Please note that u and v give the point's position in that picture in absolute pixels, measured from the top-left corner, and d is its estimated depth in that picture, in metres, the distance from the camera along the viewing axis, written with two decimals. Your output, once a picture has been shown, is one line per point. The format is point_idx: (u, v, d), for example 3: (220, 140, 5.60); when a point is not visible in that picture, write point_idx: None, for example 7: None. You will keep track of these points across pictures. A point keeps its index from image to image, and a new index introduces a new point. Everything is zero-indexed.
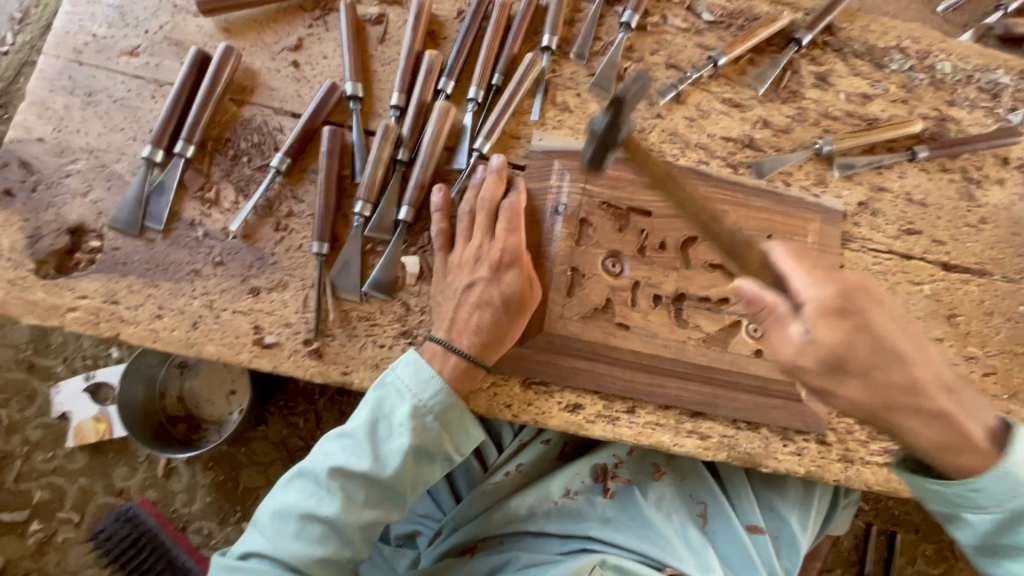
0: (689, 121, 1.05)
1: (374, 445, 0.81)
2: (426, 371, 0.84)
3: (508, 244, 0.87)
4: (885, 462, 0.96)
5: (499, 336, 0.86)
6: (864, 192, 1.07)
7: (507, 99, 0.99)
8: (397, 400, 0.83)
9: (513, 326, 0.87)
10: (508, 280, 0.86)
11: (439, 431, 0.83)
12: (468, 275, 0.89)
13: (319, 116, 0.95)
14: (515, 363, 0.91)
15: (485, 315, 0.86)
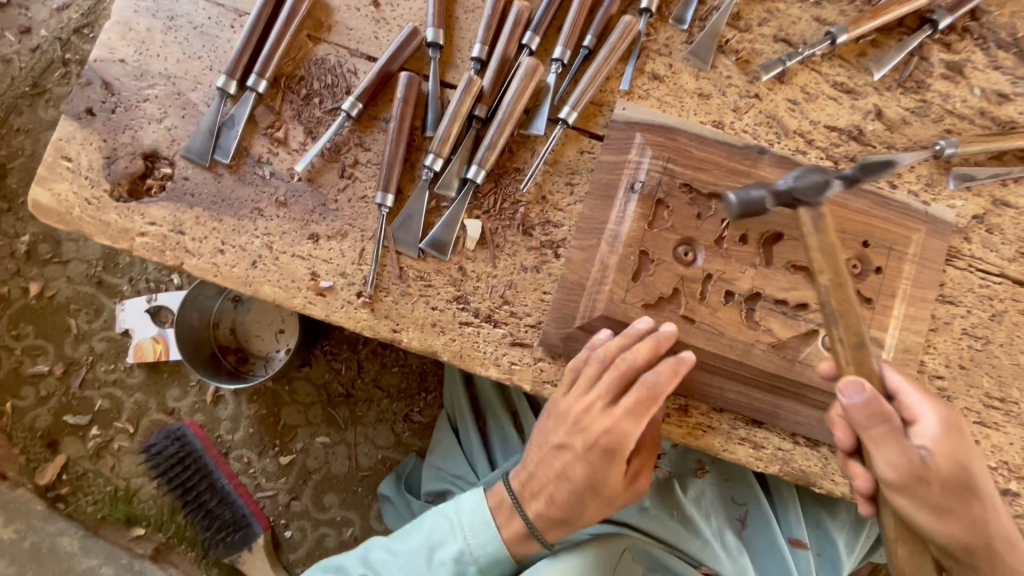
0: (791, 104, 0.95)
1: (420, 557, 0.90)
2: (481, 513, 0.90)
3: (615, 426, 0.83)
4: None
5: (593, 506, 0.87)
6: (982, 204, 0.94)
7: (597, 66, 0.91)
8: (449, 536, 0.90)
9: (612, 492, 0.86)
10: (595, 464, 0.84)
11: (479, 573, 0.89)
12: (563, 433, 0.86)
13: (397, 61, 0.90)
14: (582, 507, 0.86)
15: (576, 497, 0.86)
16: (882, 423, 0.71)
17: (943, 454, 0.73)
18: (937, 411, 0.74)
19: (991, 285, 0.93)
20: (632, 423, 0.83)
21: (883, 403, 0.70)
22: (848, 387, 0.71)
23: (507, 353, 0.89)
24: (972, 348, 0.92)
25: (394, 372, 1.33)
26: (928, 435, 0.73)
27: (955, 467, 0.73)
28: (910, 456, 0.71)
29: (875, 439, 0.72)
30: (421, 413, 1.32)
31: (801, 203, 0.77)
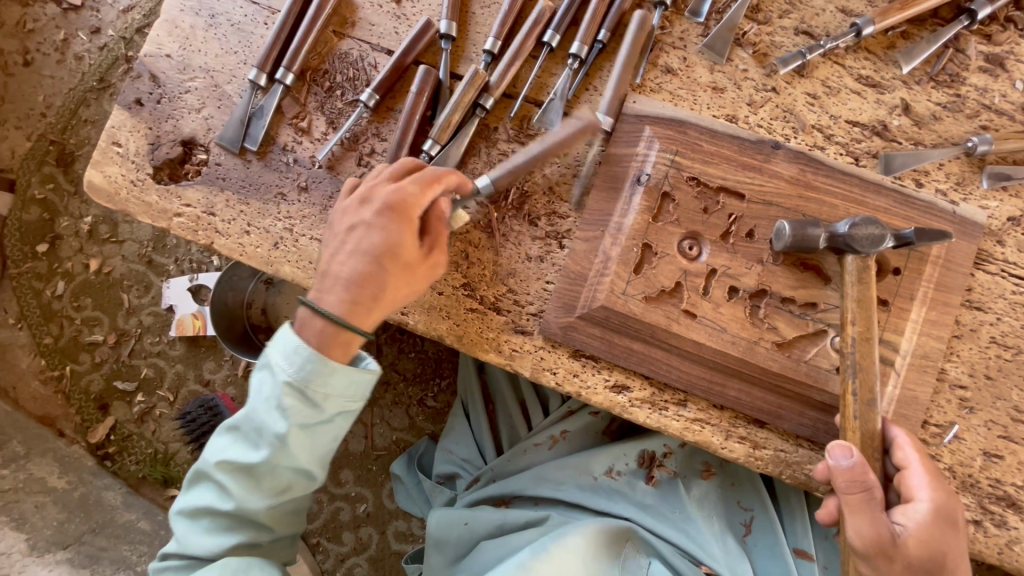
0: (810, 98, 0.93)
1: (252, 443, 0.77)
2: (290, 342, 0.75)
3: (399, 189, 0.80)
4: (974, 519, 0.84)
5: (374, 292, 0.79)
6: (1020, 205, 0.89)
7: (619, 66, 0.92)
8: (269, 381, 0.76)
9: (385, 283, 0.79)
10: (386, 230, 0.80)
11: (315, 388, 0.75)
12: (351, 217, 0.82)
13: (411, 54, 0.94)
14: (384, 275, 0.79)
15: (363, 265, 0.79)
16: (863, 491, 0.71)
17: (927, 539, 0.71)
18: (937, 498, 0.72)
19: None
20: (412, 203, 0.81)
21: (866, 471, 0.72)
22: (835, 449, 0.73)
23: (509, 340, 0.91)
24: (1000, 358, 0.87)
25: (411, 357, 1.38)
26: (914, 517, 0.72)
27: (937, 554, 0.71)
28: (885, 529, 0.70)
29: (850, 504, 0.72)
30: (435, 398, 1.37)
31: (849, 249, 0.78)
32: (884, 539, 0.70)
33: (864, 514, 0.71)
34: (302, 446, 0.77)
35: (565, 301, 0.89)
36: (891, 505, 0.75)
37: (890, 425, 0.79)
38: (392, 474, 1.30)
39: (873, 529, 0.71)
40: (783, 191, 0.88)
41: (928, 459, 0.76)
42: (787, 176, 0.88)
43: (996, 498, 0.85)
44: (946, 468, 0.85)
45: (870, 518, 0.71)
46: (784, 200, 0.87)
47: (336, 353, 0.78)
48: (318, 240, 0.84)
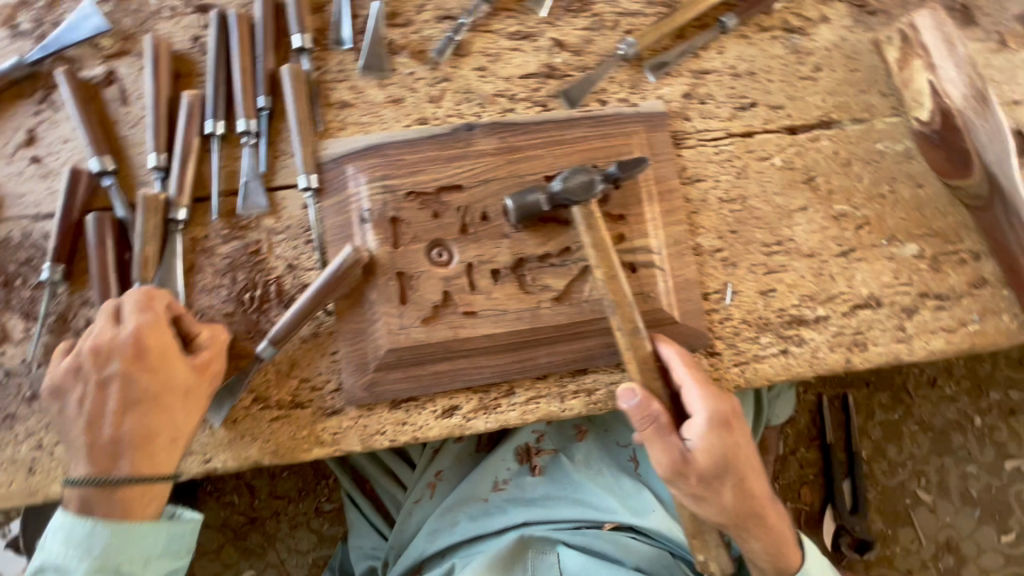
0: (480, 71, 0.96)
1: None
2: (80, 529, 0.75)
3: (136, 330, 0.76)
4: (778, 351, 0.94)
5: (165, 438, 0.77)
6: (687, 81, 0.99)
7: (294, 122, 0.90)
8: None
9: (167, 422, 0.77)
10: (142, 373, 0.76)
11: (127, 562, 0.77)
12: (95, 374, 0.77)
13: (75, 207, 0.85)
14: (168, 417, 0.77)
15: (137, 416, 0.76)
16: (652, 425, 0.80)
17: (707, 446, 0.82)
18: (708, 408, 0.82)
19: (726, 148, 0.98)
20: (159, 335, 0.77)
21: (651, 405, 0.80)
22: (623, 394, 0.81)
23: (326, 426, 0.87)
24: (734, 212, 0.97)
25: (287, 474, 1.29)
26: (694, 431, 0.82)
27: (718, 457, 0.82)
28: (674, 450, 0.81)
29: (646, 438, 0.82)
30: (329, 499, 1.29)
31: (569, 201, 0.83)
32: (675, 460, 0.81)
33: (657, 444, 0.81)
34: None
35: (357, 362, 0.87)
36: (680, 422, 0.85)
37: (662, 345, 0.85)
38: None
39: (666, 457, 0.81)
40: (493, 164, 0.91)
41: (698, 371, 0.85)
42: (491, 149, 0.91)
43: (787, 324, 0.95)
44: (739, 322, 0.94)
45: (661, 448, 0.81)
46: (497, 172, 0.91)
47: (136, 511, 0.77)
48: (65, 415, 0.77)
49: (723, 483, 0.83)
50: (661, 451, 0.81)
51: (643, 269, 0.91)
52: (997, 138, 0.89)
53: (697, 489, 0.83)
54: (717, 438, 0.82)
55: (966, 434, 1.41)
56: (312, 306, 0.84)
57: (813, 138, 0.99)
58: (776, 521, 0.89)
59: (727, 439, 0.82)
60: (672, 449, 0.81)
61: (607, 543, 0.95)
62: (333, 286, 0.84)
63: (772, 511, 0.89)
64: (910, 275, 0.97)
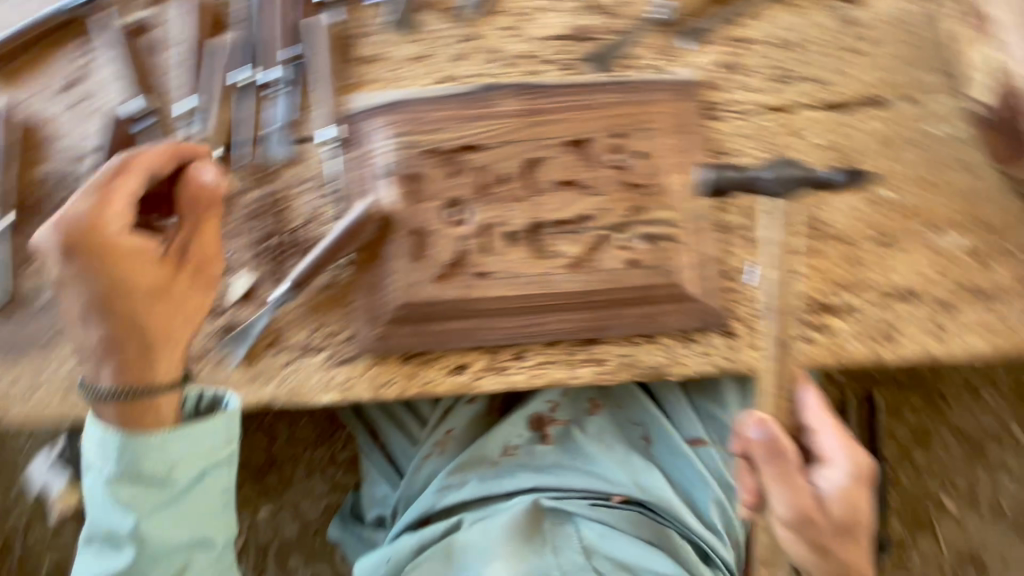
0: (510, 31, 0.95)
1: (115, 548, 0.82)
2: (99, 441, 0.80)
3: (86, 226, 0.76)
4: (801, 337, 0.90)
5: (136, 334, 0.80)
6: (726, 49, 0.94)
7: (324, 72, 0.93)
8: (99, 481, 0.81)
9: (162, 323, 0.81)
10: (96, 269, 0.77)
11: (150, 467, 0.80)
12: (62, 274, 0.78)
13: (117, 143, 0.91)
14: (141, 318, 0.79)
15: (106, 321, 0.79)
16: (780, 461, 0.81)
17: (840, 497, 0.82)
18: (846, 460, 0.84)
19: (763, 121, 0.93)
20: (101, 233, 0.77)
21: (783, 441, 0.82)
22: (751, 425, 0.83)
23: (337, 373, 0.90)
24: None
25: (304, 422, 1.35)
26: (835, 479, 0.83)
27: (852, 508, 0.82)
28: (802, 492, 0.81)
29: (769, 476, 0.82)
30: (344, 448, 1.34)
31: (768, 191, 0.81)
32: (794, 502, 0.81)
33: (784, 482, 0.81)
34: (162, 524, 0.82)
35: (370, 314, 0.89)
36: (810, 464, 0.86)
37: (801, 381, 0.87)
38: (331, 540, 1.27)
39: (785, 498, 0.81)
40: (516, 126, 0.90)
41: (838, 418, 0.86)
42: (516, 110, 0.90)
43: (811, 310, 0.91)
44: (761, 304, 0.91)
45: (781, 487, 0.81)
46: (520, 134, 0.89)
47: (150, 421, 0.81)
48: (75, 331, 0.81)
49: (845, 543, 0.82)
50: (784, 489, 0.81)
51: (662, 242, 0.88)
52: None
53: (820, 544, 0.81)
54: (838, 494, 0.82)
55: (1004, 448, 1.33)
56: (334, 252, 0.87)
57: (857, 115, 0.93)
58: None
59: (853, 493, 0.82)
60: (793, 491, 0.81)
61: (621, 517, 0.94)
62: (354, 233, 0.87)
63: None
64: (953, 268, 0.91)
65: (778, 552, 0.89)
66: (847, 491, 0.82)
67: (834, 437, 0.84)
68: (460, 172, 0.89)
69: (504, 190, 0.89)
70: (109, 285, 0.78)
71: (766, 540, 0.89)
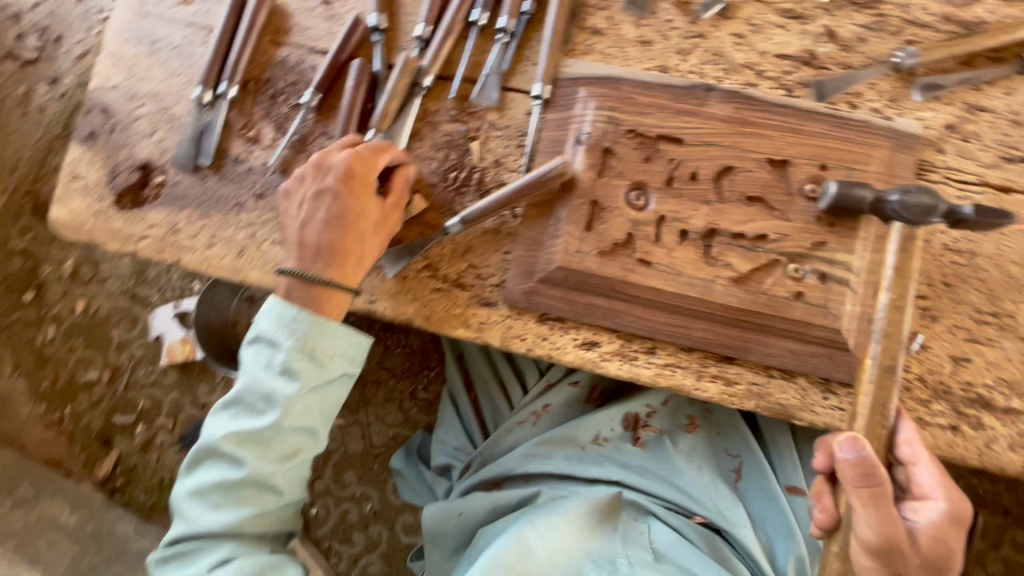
0: (737, 39, 0.94)
1: (258, 411, 0.85)
2: (289, 310, 0.86)
3: (354, 155, 0.88)
4: (951, 425, 0.85)
5: (354, 254, 0.87)
6: (956, 113, 0.90)
7: (548, 33, 0.94)
8: (274, 349, 0.85)
9: (366, 247, 0.88)
10: (349, 194, 0.87)
11: (317, 351, 0.85)
12: (314, 184, 0.89)
13: (345, 50, 0.97)
14: (363, 240, 0.87)
15: (338, 230, 0.87)
16: (873, 487, 0.73)
17: (931, 537, 0.77)
18: (944, 499, 0.79)
19: (974, 195, 0.88)
20: (367, 165, 0.88)
21: (878, 466, 0.73)
22: (846, 441, 0.74)
23: (475, 313, 0.93)
24: (955, 264, 0.88)
25: (399, 352, 1.40)
26: (926, 517, 0.79)
27: (943, 551, 0.77)
28: (894, 524, 0.73)
29: (861, 500, 0.74)
30: (426, 389, 1.39)
31: (896, 215, 0.77)
32: (885, 536, 0.73)
33: (879, 509, 0.73)
34: (306, 407, 0.86)
35: (525, 267, 0.92)
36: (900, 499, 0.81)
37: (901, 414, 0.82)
38: (393, 470, 1.32)
39: (875, 530, 0.73)
40: (719, 130, 0.90)
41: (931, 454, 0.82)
42: (723, 115, 0.90)
43: (970, 401, 0.86)
44: (917, 379, 0.87)
45: (877, 515, 0.73)
46: (721, 139, 0.89)
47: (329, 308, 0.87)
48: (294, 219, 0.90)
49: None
50: (880, 520, 0.73)
51: (835, 285, 0.86)
52: None
53: None
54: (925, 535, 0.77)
55: None
56: (510, 200, 0.89)
57: None
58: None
59: (936, 534, 0.78)
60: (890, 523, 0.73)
61: (697, 537, 0.92)
62: (533, 186, 0.88)
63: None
64: None
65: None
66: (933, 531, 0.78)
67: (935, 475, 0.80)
68: (653, 159, 0.89)
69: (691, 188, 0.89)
70: (354, 207, 0.87)
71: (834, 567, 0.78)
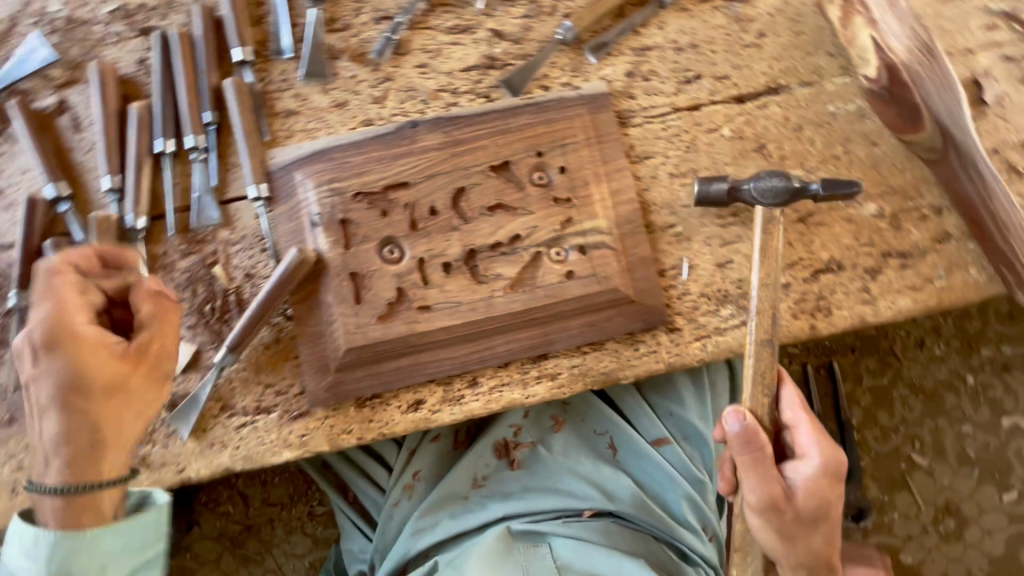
0: (421, 68, 0.97)
1: None
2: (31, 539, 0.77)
3: (83, 333, 0.79)
4: (741, 321, 0.94)
5: (111, 438, 0.80)
6: (630, 60, 0.98)
7: (239, 134, 0.92)
8: None
9: (120, 423, 0.80)
10: (86, 376, 0.78)
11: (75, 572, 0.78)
12: (38, 373, 0.78)
13: (34, 233, 0.89)
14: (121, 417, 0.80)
15: (81, 418, 0.78)
16: (754, 451, 0.85)
17: (810, 492, 0.86)
18: (819, 455, 0.87)
19: (673, 123, 0.97)
20: (103, 341, 0.79)
21: (758, 433, 0.85)
22: (730, 415, 0.86)
23: (293, 429, 0.89)
24: (685, 186, 0.96)
25: (278, 482, 1.31)
26: (803, 473, 0.87)
27: (820, 501, 0.86)
28: (772, 483, 0.85)
29: (744, 466, 0.86)
30: (322, 502, 1.31)
31: (756, 201, 0.88)
32: (766, 497, 0.85)
33: (761, 471, 0.85)
34: None
35: (318, 364, 0.89)
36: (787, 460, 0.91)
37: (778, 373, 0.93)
38: None
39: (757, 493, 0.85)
40: (437, 160, 0.92)
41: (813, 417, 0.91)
42: (435, 144, 0.92)
43: (746, 294, 0.94)
44: (699, 297, 0.94)
45: (757, 480, 0.85)
46: (442, 167, 0.91)
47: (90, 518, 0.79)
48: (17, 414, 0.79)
49: (812, 536, 0.86)
50: (763, 485, 0.85)
51: (595, 252, 0.91)
52: (946, 85, 0.89)
53: (787, 529, 0.86)
54: (808, 492, 0.87)
55: (959, 394, 1.38)
56: (267, 306, 0.87)
57: (760, 105, 0.98)
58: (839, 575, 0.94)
59: (820, 490, 0.87)
60: (771, 485, 0.85)
61: (594, 530, 0.98)
62: (284, 285, 0.86)
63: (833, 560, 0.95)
64: (871, 235, 0.96)
65: (750, 543, 0.91)
66: (816, 491, 0.87)
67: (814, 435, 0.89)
68: (390, 211, 0.90)
69: (435, 222, 0.90)
70: (95, 390, 0.78)
71: (737, 528, 0.92)
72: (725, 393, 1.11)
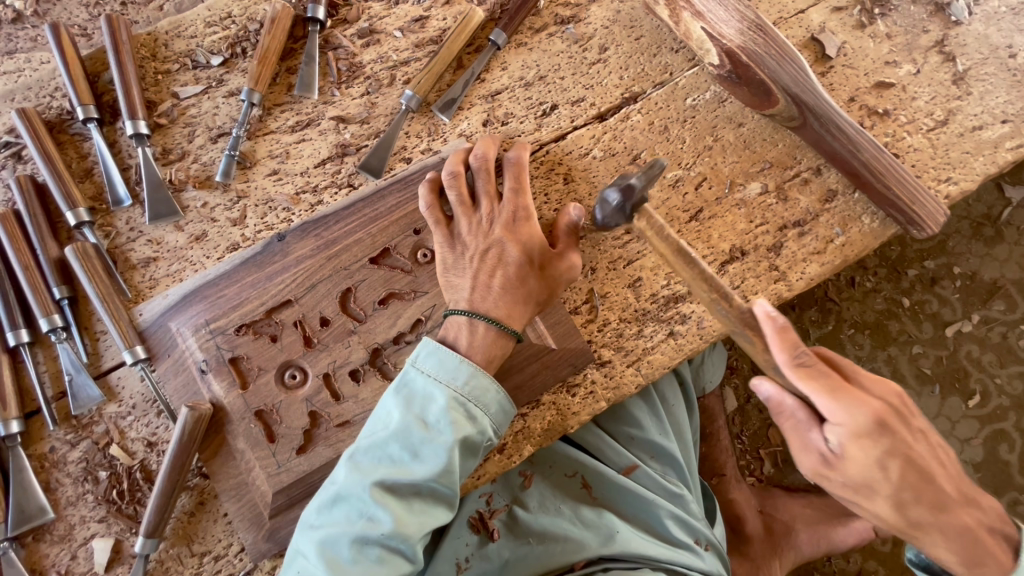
0: (275, 176, 0.92)
1: None
2: None
3: None
4: (667, 334, 0.92)
5: None
6: (482, 109, 0.96)
7: (95, 303, 0.84)
8: None
9: None
10: None
11: None
12: None
13: None
14: None
15: None
16: (782, 420, 0.80)
17: (851, 458, 0.75)
18: (846, 420, 0.73)
19: (543, 159, 0.95)
20: None
21: (783, 401, 0.78)
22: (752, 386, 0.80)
23: None
24: None
25: None
26: (831, 437, 0.75)
27: (870, 468, 0.75)
28: (814, 450, 0.77)
29: (785, 432, 0.80)
30: None
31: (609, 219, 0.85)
32: (815, 467, 0.78)
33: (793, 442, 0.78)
34: None
35: (249, 517, 0.82)
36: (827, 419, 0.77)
37: (754, 304, 0.78)
38: None
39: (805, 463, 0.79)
40: (314, 267, 0.87)
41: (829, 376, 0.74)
42: (308, 251, 0.87)
43: (663, 305, 0.93)
44: (619, 323, 0.92)
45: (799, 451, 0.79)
46: (321, 273, 0.86)
47: None
48: None
49: (876, 499, 0.77)
50: (808, 453, 0.78)
51: None
52: (784, 59, 0.88)
53: (855, 488, 0.77)
54: (859, 452, 0.74)
55: (901, 319, 1.41)
56: (176, 475, 0.80)
57: (622, 116, 0.97)
58: (963, 520, 0.80)
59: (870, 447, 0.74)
60: (814, 454, 0.78)
61: None
62: (188, 449, 0.80)
63: (954, 503, 0.80)
64: (763, 213, 0.96)
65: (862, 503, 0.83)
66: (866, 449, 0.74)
67: (837, 399, 0.74)
68: (281, 333, 0.85)
69: (331, 331, 0.85)
70: None
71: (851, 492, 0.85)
72: (678, 401, 1.08)
